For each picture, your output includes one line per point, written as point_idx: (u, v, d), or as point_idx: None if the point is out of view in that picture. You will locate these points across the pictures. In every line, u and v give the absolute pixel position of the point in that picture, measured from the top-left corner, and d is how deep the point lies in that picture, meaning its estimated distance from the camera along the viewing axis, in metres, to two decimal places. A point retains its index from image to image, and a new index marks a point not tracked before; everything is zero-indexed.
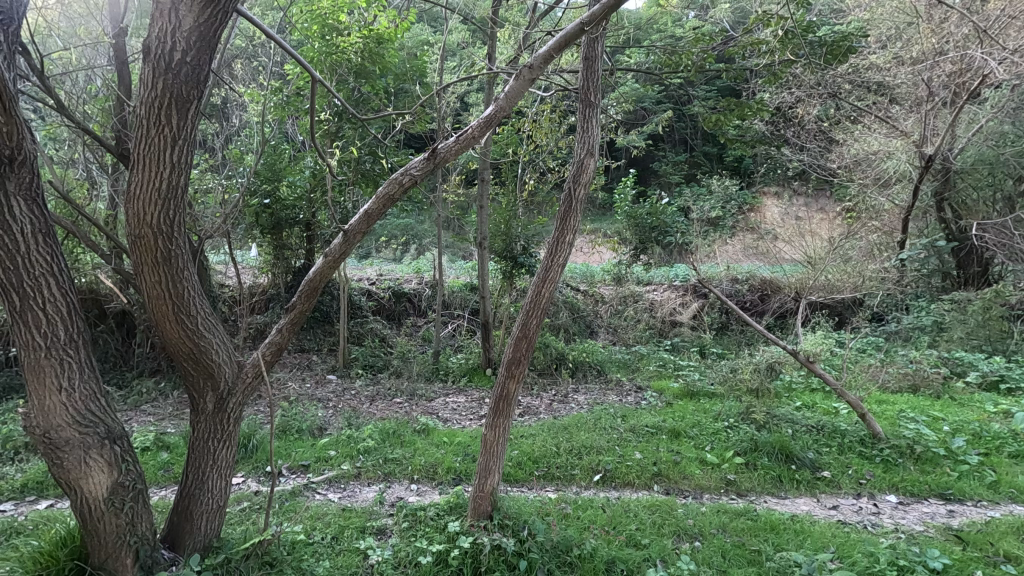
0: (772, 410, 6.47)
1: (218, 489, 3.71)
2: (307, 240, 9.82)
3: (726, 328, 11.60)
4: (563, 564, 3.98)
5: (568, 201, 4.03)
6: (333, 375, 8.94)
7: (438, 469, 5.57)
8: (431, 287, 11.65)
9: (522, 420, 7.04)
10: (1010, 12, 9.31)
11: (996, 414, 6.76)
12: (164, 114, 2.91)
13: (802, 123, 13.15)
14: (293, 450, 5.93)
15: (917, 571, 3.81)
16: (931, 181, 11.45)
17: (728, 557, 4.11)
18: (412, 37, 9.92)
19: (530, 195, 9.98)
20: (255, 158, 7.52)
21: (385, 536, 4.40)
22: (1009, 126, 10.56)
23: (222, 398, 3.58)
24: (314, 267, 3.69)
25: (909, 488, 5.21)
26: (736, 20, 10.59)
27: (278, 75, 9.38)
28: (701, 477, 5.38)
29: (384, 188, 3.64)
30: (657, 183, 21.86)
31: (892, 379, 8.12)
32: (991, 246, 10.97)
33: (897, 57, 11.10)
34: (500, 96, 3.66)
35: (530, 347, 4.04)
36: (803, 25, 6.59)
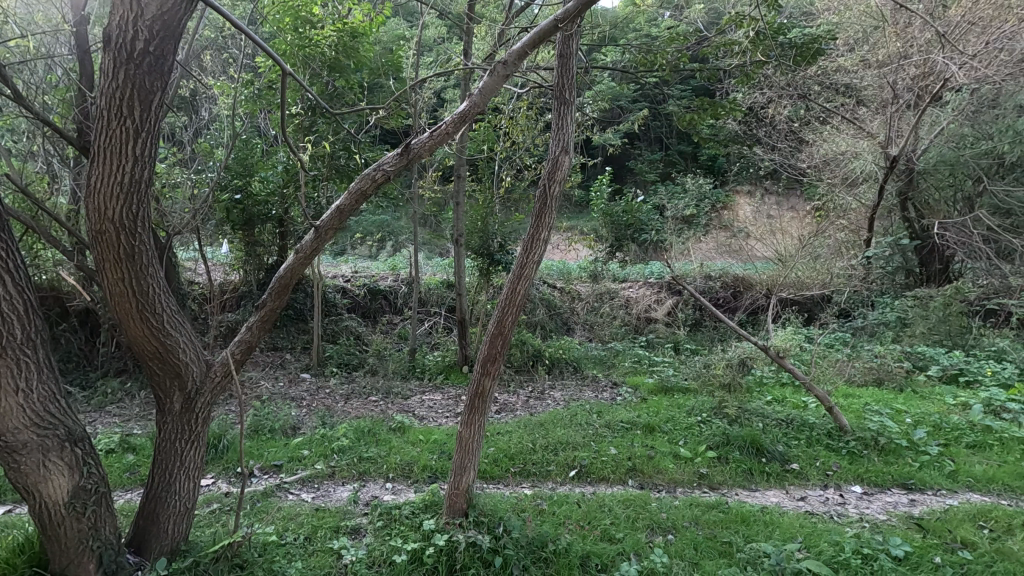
0: (743, 404, 6.62)
1: (187, 491, 3.63)
2: (279, 236, 9.63)
3: (700, 325, 11.77)
4: (538, 560, 4.00)
5: (543, 198, 4.03)
6: (306, 373, 8.79)
7: (414, 468, 5.53)
8: (408, 283, 11.57)
9: (498, 417, 7.04)
10: (970, 18, 9.65)
11: (956, 406, 7.01)
12: (126, 106, 2.82)
13: (773, 123, 13.41)
14: (265, 451, 5.83)
15: (880, 559, 3.95)
16: (896, 181, 11.80)
17: (700, 548, 4.18)
18: (388, 31, 9.81)
19: (507, 192, 9.99)
20: (225, 152, 7.34)
21: (359, 535, 4.36)
22: (968, 129, 10.82)
23: (190, 398, 3.49)
24: (285, 264, 3.63)
25: (874, 479, 5.37)
26: (710, 20, 10.73)
27: (249, 67, 9.18)
28: (675, 471, 5.46)
29: (356, 183, 3.61)
30: (633, 181, 22.08)
31: (858, 373, 8.35)
32: (951, 244, 11.45)
33: (864, 60, 11.40)
34: (474, 91, 3.64)
35: (506, 343, 4.03)
36: (774, 27, 6.71)
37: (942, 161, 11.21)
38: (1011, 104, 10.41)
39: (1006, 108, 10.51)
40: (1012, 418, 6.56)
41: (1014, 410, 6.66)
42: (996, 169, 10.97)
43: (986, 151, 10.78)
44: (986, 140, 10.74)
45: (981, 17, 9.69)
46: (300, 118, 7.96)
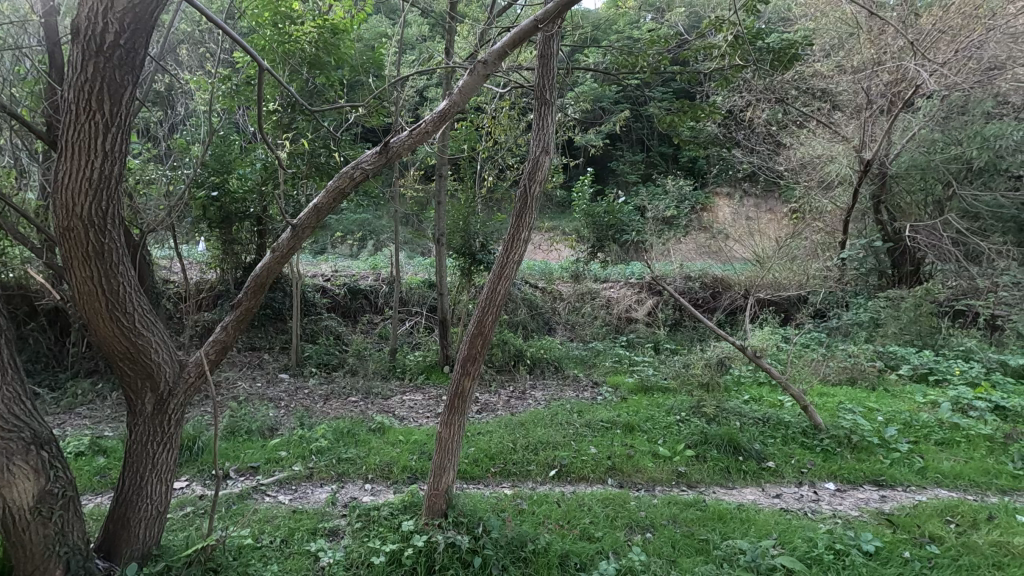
0: (721, 404, 6.73)
1: (158, 494, 3.55)
2: (258, 235, 9.47)
3: (679, 325, 11.91)
4: (517, 560, 4.00)
5: (523, 197, 4.03)
6: (285, 374, 8.68)
7: (393, 468, 5.50)
8: (389, 283, 11.48)
9: (479, 417, 7.04)
10: (941, 27, 9.90)
11: (925, 404, 7.20)
12: (96, 100, 2.75)
13: (752, 126, 13.62)
14: (242, 452, 5.74)
15: (852, 554, 4.05)
16: (870, 184, 12.07)
17: (678, 546, 4.23)
18: (369, 28, 9.73)
19: (490, 192, 10.07)
20: (202, 149, 7.19)
21: (338, 537, 4.32)
22: (939, 135, 11.15)
23: (163, 399, 3.42)
24: (261, 263, 3.58)
25: (847, 476, 5.49)
26: (691, 23, 10.85)
27: (226, 62, 9.01)
28: (654, 469, 5.51)
29: (334, 182, 3.57)
30: (615, 182, 22.22)
31: (833, 372, 8.53)
32: (922, 246, 11.69)
33: (839, 66, 11.64)
34: (453, 91, 3.63)
35: (486, 343, 4.03)
36: (752, 32, 6.83)
37: (914, 166, 11.48)
38: (979, 111, 10.72)
39: (974, 115, 10.82)
40: (979, 416, 6.74)
41: (980, 407, 6.86)
42: (965, 174, 11.33)
43: (956, 157, 11.14)
44: (955, 146, 11.12)
45: (950, 27, 9.99)
46: (278, 114, 7.84)
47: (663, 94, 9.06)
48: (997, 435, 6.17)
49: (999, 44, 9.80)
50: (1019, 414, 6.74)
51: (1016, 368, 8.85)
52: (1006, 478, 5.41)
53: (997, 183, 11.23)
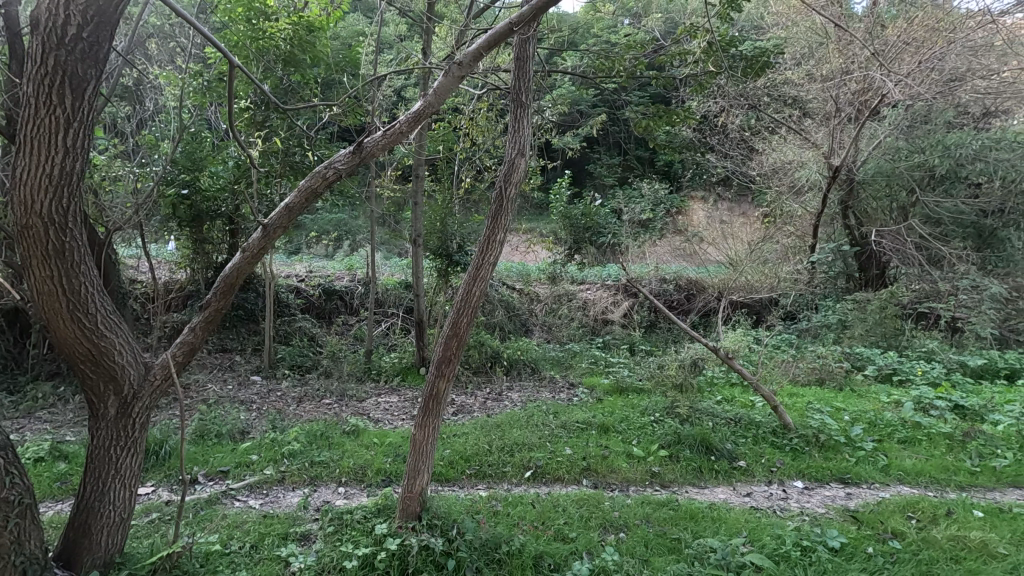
0: (695, 404, 6.84)
1: (122, 500, 3.46)
2: (230, 234, 9.26)
3: (654, 326, 12.06)
4: (492, 561, 4.00)
5: (499, 199, 4.04)
6: (257, 376, 8.52)
7: (368, 471, 5.44)
8: (365, 284, 11.36)
9: (455, 419, 7.02)
10: (905, 39, 10.25)
11: (889, 404, 7.43)
12: (56, 93, 2.66)
13: (726, 132, 13.89)
14: (211, 456, 5.62)
15: (818, 550, 4.15)
16: (838, 190, 12.40)
17: (650, 546, 4.27)
18: (346, 26, 9.64)
19: (467, 193, 10.06)
20: (172, 145, 7.01)
21: (309, 541, 4.26)
22: (903, 143, 11.54)
23: (127, 402, 3.32)
24: (231, 263, 3.51)
25: (814, 474, 5.63)
26: (667, 30, 11.02)
27: (197, 57, 8.82)
28: (628, 470, 5.57)
29: (307, 181, 3.53)
30: (592, 185, 22.41)
31: (802, 373, 8.74)
32: (887, 251, 12.24)
33: (809, 74, 11.97)
34: (429, 91, 3.62)
35: (461, 345, 4.01)
36: (725, 40, 6.95)
37: (880, 173, 11.78)
38: (941, 120, 11.34)
39: (936, 124, 11.41)
40: (940, 415, 6.97)
41: (941, 406, 7.10)
42: (928, 181, 11.69)
43: (919, 164, 11.53)
44: (918, 153, 11.50)
45: (914, 39, 10.34)
46: (252, 111, 7.76)
47: (639, 99, 9.15)
48: (956, 433, 6.37)
49: (960, 57, 10.20)
50: (977, 413, 6.98)
51: (975, 369, 9.19)
52: (964, 475, 5.61)
53: (958, 190, 11.61)
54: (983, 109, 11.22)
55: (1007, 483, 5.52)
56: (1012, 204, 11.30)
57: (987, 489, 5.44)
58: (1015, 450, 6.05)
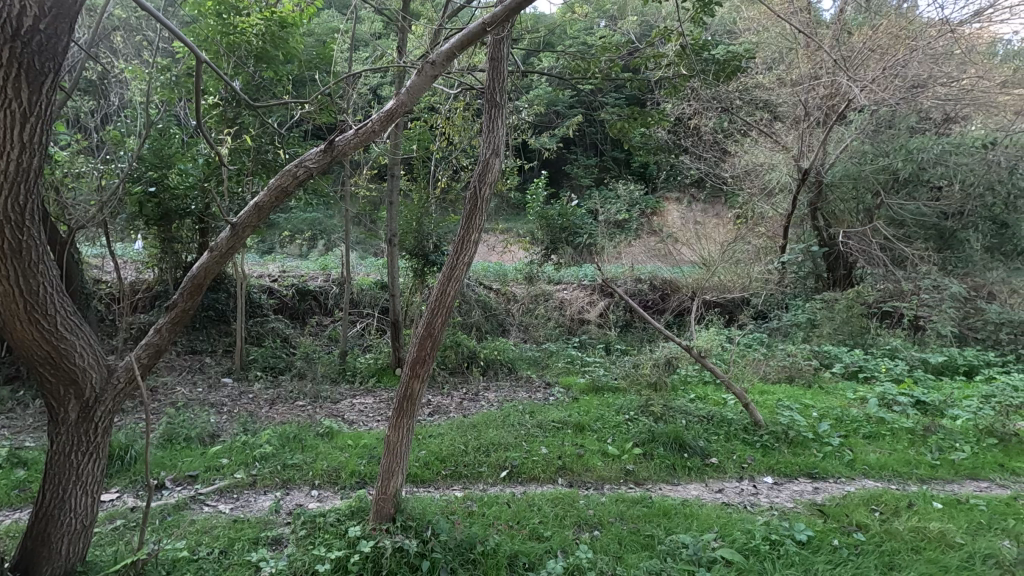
0: (669, 403, 6.93)
1: (83, 507, 3.35)
2: (200, 233, 9.03)
3: (630, 326, 12.17)
4: (466, 561, 3.99)
5: (473, 199, 4.03)
6: (227, 378, 8.34)
7: (342, 473, 5.38)
8: (339, 284, 11.20)
9: (431, 419, 6.99)
10: (870, 46, 10.56)
11: (855, 400, 7.65)
12: (10, 87, 2.55)
13: (699, 134, 14.12)
14: (179, 461, 5.49)
15: (786, 544, 4.26)
16: (807, 193, 12.71)
17: (623, 543, 4.32)
18: (321, 23, 9.52)
19: (444, 193, 10.01)
20: (138, 142, 6.80)
21: (281, 546, 4.19)
22: (868, 146, 11.92)
23: (88, 406, 3.22)
24: (198, 263, 3.43)
25: (783, 469, 5.76)
26: (642, 33, 11.17)
27: (165, 50, 8.60)
28: (603, 468, 5.61)
29: (276, 180, 3.48)
30: (569, 186, 22.53)
31: (772, 371, 8.93)
32: (854, 251, 12.52)
33: (779, 79, 12.25)
34: (402, 90, 3.60)
35: (435, 345, 4.00)
36: (698, 43, 7.06)
37: (846, 176, 12.14)
38: (904, 125, 11.73)
39: (900, 129, 11.79)
40: (902, 410, 7.20)
41: (903, 402, 7.34)
42: (891, 184, 12.10)
43: (883, 167, 11.91)
44: (883, 157, 11.87)
45: (879, 45, 10.65)
46: (221, 108, 7.62)
47: (615, 101, 9.24)
48: (917, 428, 6.60)
49: (922, 64, 10.55)
50: (938, 408, 7.23)
51: (936, 366, 9.53)
52: (925, 468, 5.80)
53: (919, 194, 12.07)
54: (944, 114, 11.52)
55: (965, 475, 5.74)
56: (969, 207, 11.79)
57: (946, 481, 5.64)
58: (973, 443, 6.29)
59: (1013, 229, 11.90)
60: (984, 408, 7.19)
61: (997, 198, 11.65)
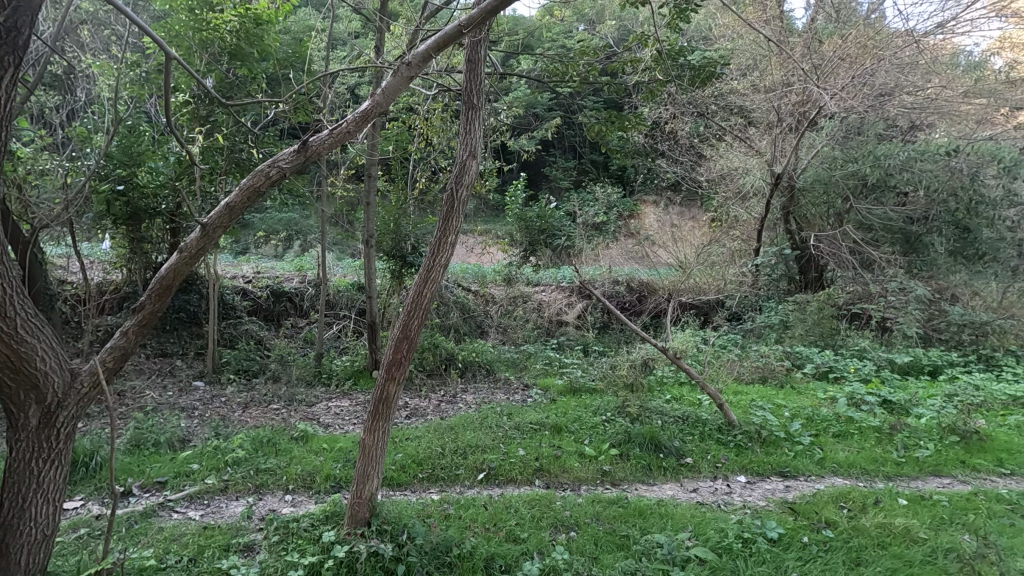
0: (645, 403, 7.00)
1: (44, 516, 3.24)
2: (170, 233, 8.81)
3: (607, 327, 12.28)
4: (442, 565, 3.97)
5: (450, 200, 4.02)
6: (199, 382, 8.15)
7: (316, 477, 5.30)
8: (315, 285, 11.04)
9: (408, 422, 6.94)
10: (840, 54, 10.82)
11: (825, 400, 7.84)
12: None
13: (676, 138, 14.31)
14: (147, 467, 5.35)
15: (758, 541, 4.34)
16: (780, 197, 12.97)
17: (600, 543, 4.35)
18: (297, 20, 9.40)
19: (422, 194, 9.97)
20: (105, 139, 6.60)
21: (253, 552, 4.11)
22: (838, 152, 12.20)
23: (50, 412, 3.12)
24: (166, 264, 3.35)
25: (756, 468, 5.86)
26: (620, 37, 11.27)
27: (134, 44, 8.38)
28: (580, 469, 5.64)
29: (248, 180, 3.43)
30: (548, 188, 22.63)
31: (745, 372, 9.09)
32: (825, 254, 12.82)
33: (753, 85, 12.49)
34: (377, 91, 3.57)
35: (411, 347, 3.97)
36: (675, 49, 7.15)
37: (818, 180, 12.42)
38: (873, 132, 12.08)
39: (869, 135, 12.14)
40: (870, 409, 7.39)
41: (871, 401, 7.54)
42: (861, 190, 12.37)
43: (853, 173, 12.23)
44: (852, 162, 12.18)
45: (848, 54, 10.84)
46: (193, 106, 7.47)
47: (592, 104, 9.30)
48: (884, 426, 6.77)
49: (889, 73, 10.87)
50: (903, 407, 7.45)
51: (902, 365, 9.81)
52: (891, 465, 5.97)
53: (886, 199, 12.37)
54: (909, 123, 12.06)
55: (929, 472, 5.92)
56: (934, 212, 12.16)
57: (911, 478, 5.81)
58: (936, 441, 6.49)
59: (974, 234, 12.30)
60: (947, 407, 7.43)
61: (959, 204, 12.05)
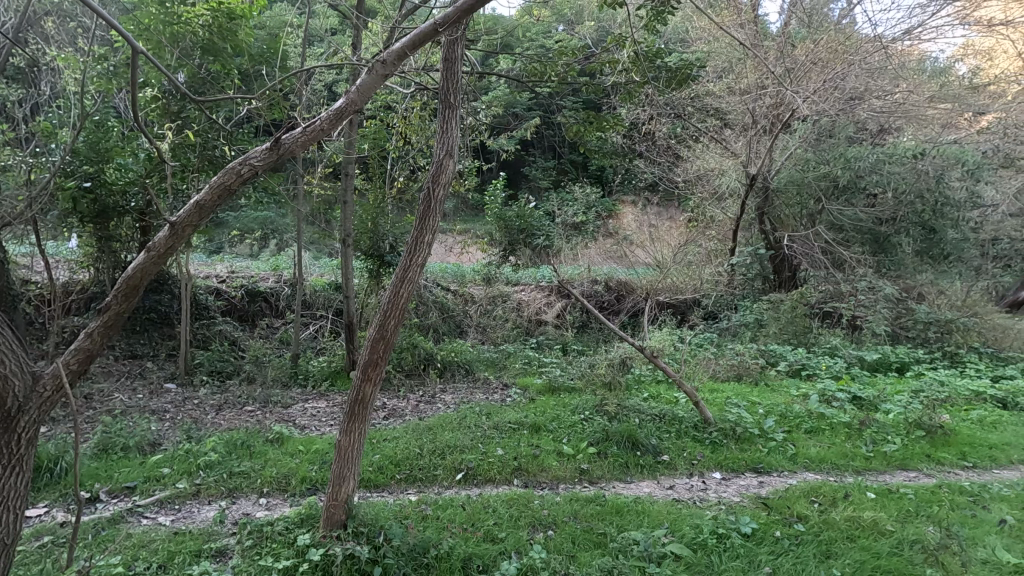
0: (623, 402, 7.06)
1: (4, 526, 3.03)
2: (140, 231, 8.58)
3: (586, 326, 12.37)
4: (419, 566, 3.95)
5: (427, 200, 3.99)
6: (171, 384, 7.98)
7: (292, 480, 5.22)
8: (291, 285, 10.88)
9: (386, 423, 6.88)
10: (812, 58, 11.03)
11: (798, 397, 8.01)
12: None
13: (653, 139, 14.45)
14: (115, 472, 5.21)
15: (732, 536, 4.41)
16: (755, 197, 13.18)
17: (577, 541, 4.37)
18: (272, 15, 9.24)
19: (400, 193, 9.92)
20: (70, 134, 6.41)
21: (226, 557, 4.02)
22: (811, 154, 12.45)
23: (10, 416, 2.97)
24: (133, 264, 3.25)
25: (730, 464, 5.96)
26: (599, 37, 11.34)
27: (101, 37, 8.14)
28: (558, 468, 5.66)
29: (218, 177, 3.35)
30: (527, 188, 22.68)
31: (721, 370, 9.24)
32: (798, 254, 13.08)
33: (729, 87, 12.70)
34: (351, 89, 3.53)
35: (388, 348, 3.94)
36: (653, 50, 7.22)
37: (791, 181, 12.64)
38: (844, 135, 12.25)
39: (840, 138, 12.31)
40: (841, 405, 7.57)
41: (841, 398, 7.72)
42: (832, 191, 12.64)
43: (825, 175, 12.49)
44: (825, 164, 12.44)
45: (819, 58, 11.11)
46: (164, 102, 7.30)
47: (571, 104, 9.34)
48: (854, 422, 6.95)
49: (859, 77, 11.14)
50: (872, 403, 7.64)
51: (871, 362, 10.07)
52: (860, 460, 6.13)
53: (857, 201, 12.70)
54: (878, 126, 12.38)
55: (896, 466, 6.09)
56: (901, 213, 12.54)
57: (880, 472, 5.97)
58: (903, 435, 6.67)
59: (940, 235, 12.73)
60: (913, 402, 7.66)
61: (926, 206, 12.47)
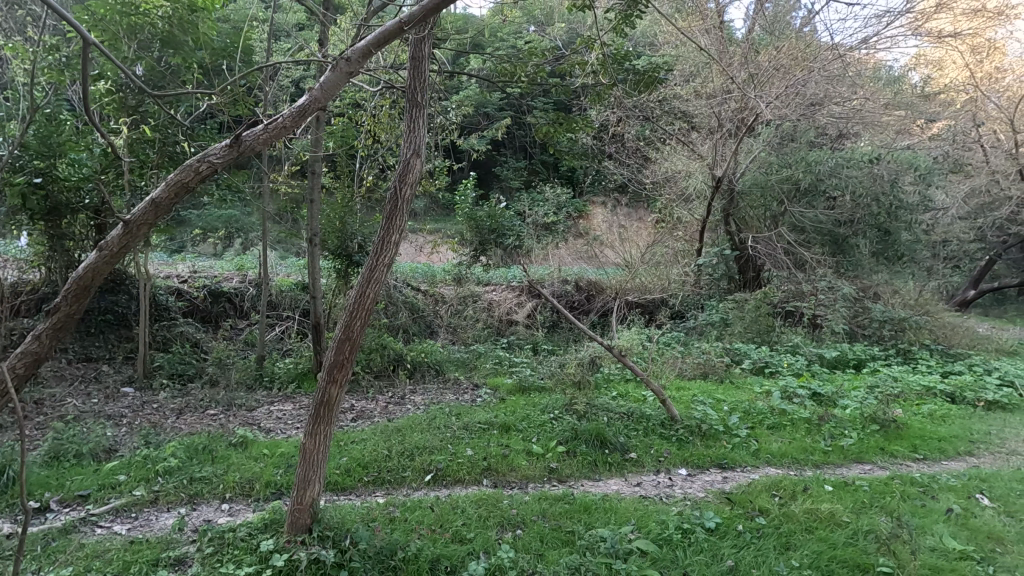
0: (592, 401, 7.13)
1: None
2: (95, 229, 8.24)
3: (556, 326, 12.43)
4: (386, 569, 3.91)
5: (393, 199, 3.95)
6: (129, 388, 7.70)
7: (255, 485, 5.10)
8: (257, 284, 10.64)
9: (354, 425, 6.79)
10: (776, 64, 11.33)
11: (761, 394, 8.22)
12: None
13: (623, 141, 14.63)
14: (67, 480, 5.00)
15: (697, 531, 4.51)
16: (721, 199, 13.47)
17: (546, 540, 4.40)
18: (235, 8, 9.01)
19: (368, 192, 9.80)
20: (18, 127, 6.13)
21: (185, 565, 3.90)
22: (774, 158, 12.79)
23: None
24: (85, 264, 3.20)
25: (696, 461, 6.08)
26: (568, 39, 11.43)
27: (53, 27, 7.83)
28: (527, 468, 5.68)
29: (175, 175, 3.27)
30: (498, 188, 22.67)
31: (688, 368, 9.42)
32: (762, 255, 13.42)
33: (695, 91, 12.96)
34: (315, 86, 3.46)
35: (354, 349, 3.89)
36: (621, 53, 7.31)
37: (755, 184, 12.96)
38: (805, 139, 12.79)
39: (801, 142, 12.82)
40: (802, 402, 7.81)
41: (802, 394, 7.96)
42: (794, 194, 13.01)
43: (787, 177, 12.83)
44: (787, 168, 12.80)
45: (782, 65, 11.42)
46: (120, 95, 7.04)
47: (541, 104, 9.37)
48: (813, 417, 7.18)
49: (819, 84, 11.50)
50: (831, 399, 7.90)
51: (831, 360, 10.41)
52: (819, 454, 6.32)
53: (818, 203, 13.07)
54: (837, 131, 12.79)
55: (852, 459, 6.32)
56: (859, 216, 12.94)
57: (837, 465, 6.18)
58: (860, 430, 6.93)
59: (894, 236, 13.24)
60: (869, 398, 7.97)
61: (881, 208, 12.88)
